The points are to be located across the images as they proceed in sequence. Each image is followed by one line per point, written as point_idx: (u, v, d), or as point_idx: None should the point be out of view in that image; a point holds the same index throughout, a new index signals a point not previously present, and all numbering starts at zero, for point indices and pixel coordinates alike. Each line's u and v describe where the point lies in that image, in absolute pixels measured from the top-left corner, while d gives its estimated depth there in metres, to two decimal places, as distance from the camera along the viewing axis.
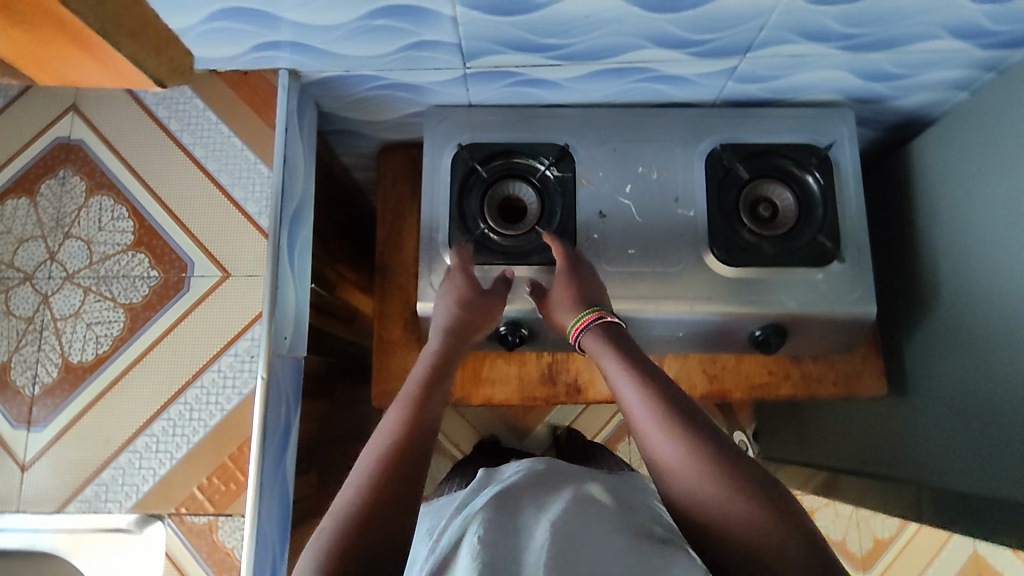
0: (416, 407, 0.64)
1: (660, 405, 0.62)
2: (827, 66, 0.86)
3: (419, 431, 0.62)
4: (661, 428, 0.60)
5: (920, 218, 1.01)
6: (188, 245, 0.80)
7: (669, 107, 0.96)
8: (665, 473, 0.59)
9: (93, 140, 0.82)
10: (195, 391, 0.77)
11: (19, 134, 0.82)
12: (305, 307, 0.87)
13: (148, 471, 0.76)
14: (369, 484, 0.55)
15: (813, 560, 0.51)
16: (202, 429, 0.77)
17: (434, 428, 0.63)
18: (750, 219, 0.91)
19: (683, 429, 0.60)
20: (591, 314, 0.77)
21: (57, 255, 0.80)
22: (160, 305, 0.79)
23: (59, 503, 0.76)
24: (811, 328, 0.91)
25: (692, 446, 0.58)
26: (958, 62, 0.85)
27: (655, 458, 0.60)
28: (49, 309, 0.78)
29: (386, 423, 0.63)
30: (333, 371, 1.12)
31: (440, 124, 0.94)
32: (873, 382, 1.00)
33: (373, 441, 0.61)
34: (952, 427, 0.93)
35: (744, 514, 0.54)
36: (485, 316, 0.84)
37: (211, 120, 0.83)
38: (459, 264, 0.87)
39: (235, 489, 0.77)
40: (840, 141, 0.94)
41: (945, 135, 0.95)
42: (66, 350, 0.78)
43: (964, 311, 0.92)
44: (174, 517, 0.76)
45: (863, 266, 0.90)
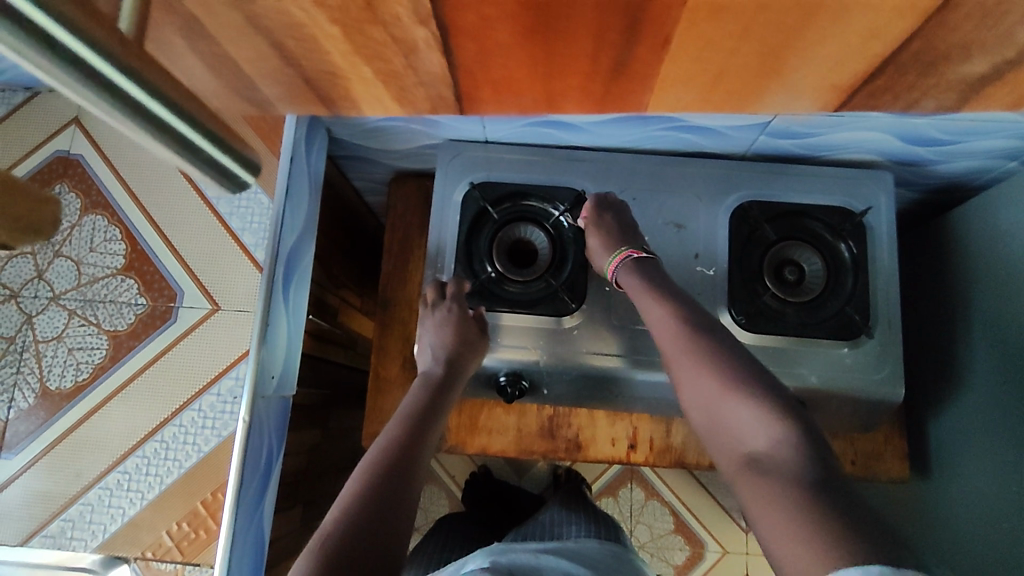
0: (398, 446, 0.70)
1: (684, 341, 0.69)
2: (867, 128, 0.80)
3: (405, 453, 0.70)
4: (688, 361, 0.68)
5: (957, 292, 0.94)
6: (179, 279, 1.11)
7: (697, 156, 0.91)
8: (692, 402, 0.67)
9: (96, 164, 1.14)
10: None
11: (13, 149, 1.14)
12: (297, 343, 0.83)
13: (117, 510, 1.05)
14: (350, 512, 0.62)
15: (817, 462, 0.57)
16: (196, 453, 1.07)
17: (411, 461, 0.70)
18: (774, 282, 0.86)
19: (700, 357, 0.67)
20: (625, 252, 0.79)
21: (42, 275, 1.11)
22: (141, 335, 1.09)
23: (23, 535, 1.04)
24: (833, 405, 0.85)
25: (714, 371, 0.66)
26: (1009, 132, 0.79)
27: (687, 391, 0.67)
28: (31, 329, 1.09)
29: (378, 445, 0.71)
30: (328, 401, 1.07)
31: (453, 159, 0.90)
32: (896, 463, 0.94)
33: (366, 460, 0.69)
34: (993, 527, 0.85)
35: (752, 429, 0.61)
36: (477, 348, 0.82)
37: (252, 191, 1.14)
38: (452, 292, 0.84)
39: (203, 536, 1.06)
40: (875, 206, 0.89)
41: (994, 205, 0.88)
42: (45, 375, 1.08)
43: (997, 399, 0.86)
44: (141, 562, 1.04)
45: (891, 342, 0.84)
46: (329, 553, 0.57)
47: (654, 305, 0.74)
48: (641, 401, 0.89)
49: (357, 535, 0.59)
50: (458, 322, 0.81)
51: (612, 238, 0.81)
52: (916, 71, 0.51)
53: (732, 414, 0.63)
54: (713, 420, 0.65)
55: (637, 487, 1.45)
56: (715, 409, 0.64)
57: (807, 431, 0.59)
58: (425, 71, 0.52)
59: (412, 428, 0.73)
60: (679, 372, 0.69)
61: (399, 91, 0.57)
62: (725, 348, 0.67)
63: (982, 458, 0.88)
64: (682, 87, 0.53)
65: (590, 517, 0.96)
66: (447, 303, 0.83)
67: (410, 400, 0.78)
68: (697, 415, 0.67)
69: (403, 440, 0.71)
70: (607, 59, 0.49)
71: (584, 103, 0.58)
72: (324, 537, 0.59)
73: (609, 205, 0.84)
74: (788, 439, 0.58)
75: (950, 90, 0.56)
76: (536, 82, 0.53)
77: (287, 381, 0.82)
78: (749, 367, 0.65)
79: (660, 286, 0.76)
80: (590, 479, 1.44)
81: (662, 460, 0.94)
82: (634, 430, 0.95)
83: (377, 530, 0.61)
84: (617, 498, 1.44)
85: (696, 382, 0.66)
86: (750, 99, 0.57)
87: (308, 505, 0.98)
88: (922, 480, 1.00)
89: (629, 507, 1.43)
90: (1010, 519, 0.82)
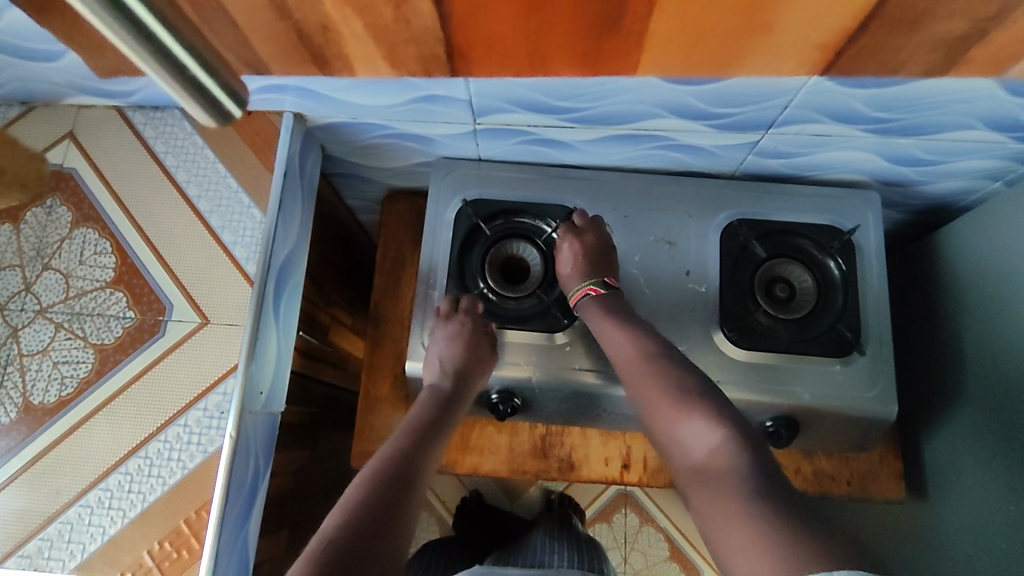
0: (402, 462, 0.69)
1: (641, 364, 0.71)
2: (854, 148, 0.82)
3: (406, 467, 0.68)
4: (642, 374, 0.70)
5: (944, 311, 0.95)
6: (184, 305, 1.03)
7: (688, 175, 0.92)
8: (651, 420, 0.68)
9: None
10: (137, 462, 0.71)
11: None
12: (286, 361, 0.81)
13: None
14: (348, 524, 0.60)
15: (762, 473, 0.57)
16: None
17: (412, 479, 0.68)
18: (765, 299, 0.86)
19: (653, 372, 0.69)
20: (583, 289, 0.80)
21: None
22: None
23: None
24: (827, 422, 0.85)
25: (662, 385, 0.67)
26: (990, 153, 0.81)
27: (644, 406, 0.69)
28: None
29: (382, 456, 0.70)
30: (317, 421, 1.05)
31: (446, 176, 0.91)
32: (891, 484, 0.93)
33: (369, 469, 0.68)
34: (988, 546, 0.85)
35: (698, 441, 0.62)
36: (485, 364, 0.81)
37: (197, 145, 0.81)
38: (466, 306, 0.83)
39: None
40: (864, 225, 0.89)
41: (978, 225, 0.90)
42: None
43: (986, 414, 0.86)
44: None
45: (884, 360, 0.85)
46: (326, 561, 0.56)
47: (612, 330, 0.76)
48: (634, 420, 0.88)
49: (354, 545, 0.58)
50: (470, 338, 0.81)
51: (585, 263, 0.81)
52: (888, 20, 0.56)
53: (681, 432, 0.64)
54: (667, 438, 0.65)
55: (631, 513, 1.42)
56: (663, 427, 0.66)
57: (753, 445, 0.59)
58: (418, 25, 0.58)
59: (416, 444, 0.72)
60: (635, 390, 0.70)
61: (390, 38, 0.60)
62: (678, 370, 0.68)
63: (977, 473, 0.87)
64: (663, 41, 0.60)
65: (575, 546, 0.95)
66: (460, 316, 0.83)
67: (416, 414, 0.77)
68: (654, 428, 0.67)
69: (403, 453, 0.70)
70: (591, 15, 0.56)
71: (569, 58, 0.64)
72: (322, 544, 0.58)
73: (592, 227, 0.84)
74: (727, 450, 0.59)
75: (932, 51, 0.62)
76: (522, 37, 0.60)
77: (274, 398, 0.79)
78: (694, 390, 0.66)
79: (624, 315, 0.78)
80: (583, 503, 1.42)
81: (655, 480, 0.93)
82: (627, 450, 0.93)
83: (372, 540, 0.59)
84: (610, 524, 1.42)
85: (651, 406, 0.67)
86: (731, 50, 0.61)
87: (294, 531, 0.94)
88: (917, 502, 0.99)
89: (623, 533, 1.41)
90: (1008, 538, 0.81)
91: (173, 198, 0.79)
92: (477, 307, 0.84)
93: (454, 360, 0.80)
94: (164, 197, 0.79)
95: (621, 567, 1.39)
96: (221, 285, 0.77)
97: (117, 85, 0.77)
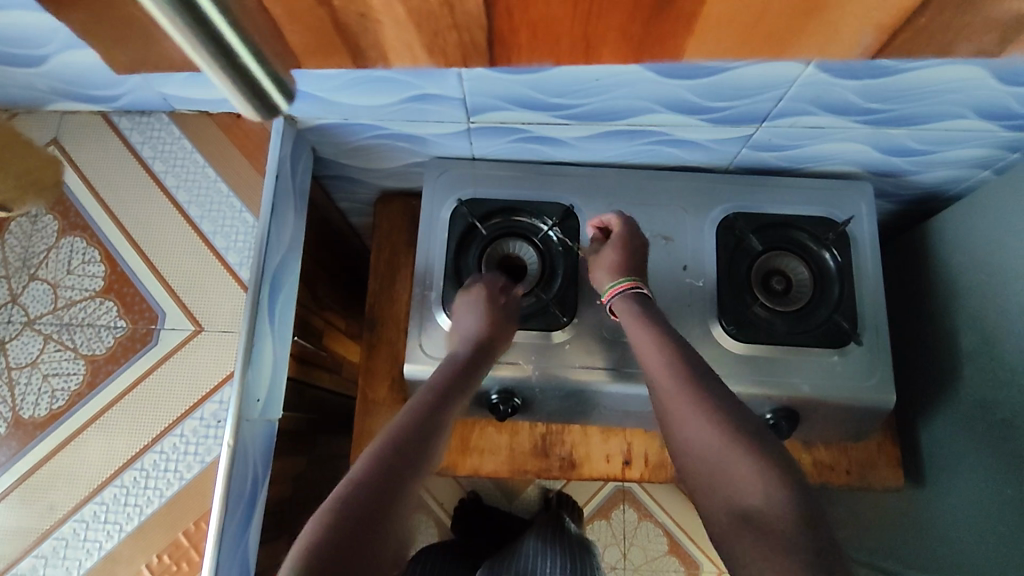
0: (434, 416, 0.65)
1: (679, 383, 0.63)
2: (847, 139, 0.82)
3: (438, 424, 0.65)
4: (681, 394, 0.62)
5: (937, 299, 0.96)
6: None
7: (682, 170, 0.92)
8: (687, 451, 0.59)
9: None
10: (133, 474, 0.70)
11: None
12: (282, 367, 0.80)
13: None
14: (379, 471, 0.56)
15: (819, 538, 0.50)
16: None
17: (442, 437, 0.64)
18: (762, 292, 0.86)
19: (694, 396, 0.61)
20: (626, 283, 0.77)
21: None
22: None
23: None
24: (828, 413, 0.85)
25: (707, 409, 0.60)
26: (981, 141, 0.82)
27: (679, 433, 0.60)
28: None
29: (412, 406, 0.66)
30: (313, 427, 1.04)
31: (440, 176, 0.90)
32: (890, 471, 0.94)
33: (399, 418, 0.64)
34: (987, 533, 0.85)
35: (744, 486, 0.54)
36: (505, 332, 0.80)
37: (186, 149, 0.79)
38: (488, 281, 0.82)
39: None
40: (858, 216, 0.90)
41: (968, 214, 0.91)
42: None
43: (983, 400, 0.87)
44: None
45: (882, 350, 0.85)
46: (353, 512, 0.52)
47: (648, 338, 0.69)
48: (634, 416, 0.88)
49: (382, 495, 0.54)
50: (494, 309, 0.79)
51: (619, 266, 0.79)
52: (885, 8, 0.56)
53: (723, 472, 0.56)
54: (701, 477, 0.58)
55: (629, 508, 1.42)
56: (701, 462, 0.58)
57: (808, 500, 0.53)
58: (462, 10, 0.55)
59: (445, 400, 0.69)
60: (672, 410, 0.62)
61: (434, 35, 0.59)
62: (721, 394, 0.61)
63: (973, 458, 0.88)
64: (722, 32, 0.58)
65: (568, 552, 0.95)
66: (481, 286, 0.82)
67: (443, 372, 0.73)
68: (688, 461, 0.59)
69: (422, 414, 0.65)
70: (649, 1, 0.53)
71: (619, 53, 0.62)
72: (350, 491, 0.54)
73: (626, 228, 0.83)
74: (782, 494, 0.53)
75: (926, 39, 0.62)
76: (572, 28, 0.58)
77: (271, 405, 0.78)
78: (746, 425, 0.58)
79: (654, 319, 0.72)
80: (582, 501, 1.42)
81: (656, 475, 0.92)
82: (628, 447, 0.93)
83: (400, 492, 0.56)
84: (609, 520, 1.42)
85: (689, 436, 0.59)
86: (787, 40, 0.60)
87: (295, 539, 0.93)
88: (914, 489, 1.00)
89: (621, 529, 1.41)
90: (1005, 521, 0.82)
91: (162, 204, 0.78)
92: (498, 283, 0.83)
93: (481, 326, 0.78)
94: (153, 204, 0.78)
95: (620, 563, 1.39)
96: (214, 291, 0.75)
97: (102, 90, 0.75)
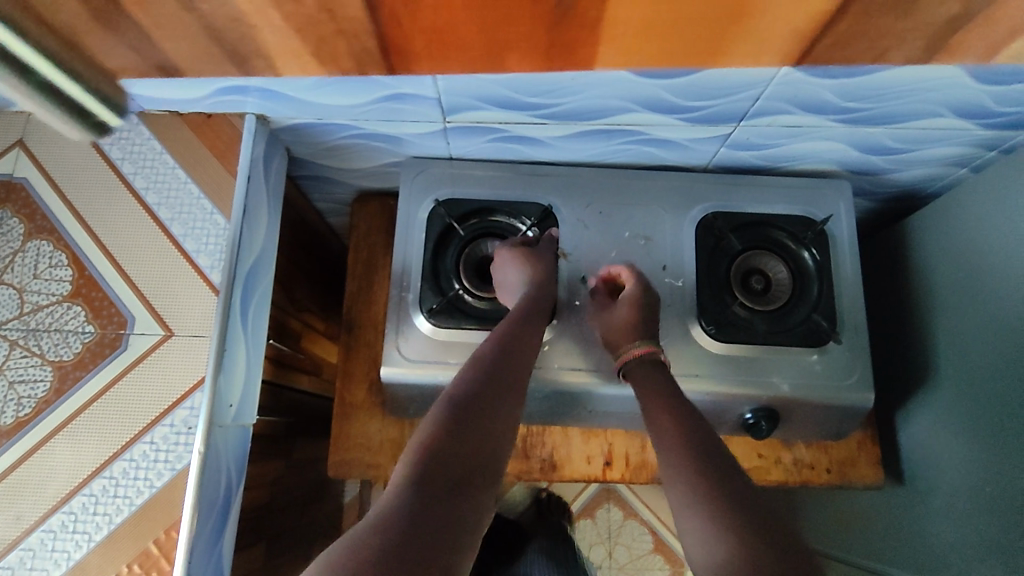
0: (502, 360, 0.65)
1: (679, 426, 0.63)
2: (825, 138, 0.82)
3: (507, 366, 0.64)
4: (680, 436, 0.61)
5: (915, 297, 0.96)
6: None
7: (661, 170, 0.92)
8: (679, 501, 0.56)
9: None
10: (102, 483, 0.68)
11: None
12: (257, 371, 0.80)
13: None
14: (459, 414, 0.56)
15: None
16: None
17: (514, 377, 0.64)
18: (741, 291, 0.86)
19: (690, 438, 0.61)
20: (644, 347, 0.75)
21: None
22: None
23: None
24: (807, 412, 0.85)
25: (699, 453, 0.59)
26: (958, 140, 0.82)
27: (672, 482, 0.58)
28: None
29: (479, 354, 0.66)
30: (292, 430, 1.03)
31: (417, 176, 0.89)
32: (869, 470, 0.94)
33: (469, 364, 0.64)
34: (966, 531, 0.85)
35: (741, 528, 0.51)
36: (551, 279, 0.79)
37: (154, 150, 0.77)
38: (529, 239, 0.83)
39: None
40: (836, 215, 0.90)
41: (945, 213, 0.91)
42: None
43: (962, 397, 0.87)
44: None
45: (860, 349, 0.85)
46: (441, 453, 0.52)
47: (651, 390, 0.70)
48: (615, 417, 0.88)
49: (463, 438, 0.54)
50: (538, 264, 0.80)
51: (632, 328, 0.78)
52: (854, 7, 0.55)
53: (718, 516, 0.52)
54: (693, 525, 0.54)
55: (614, 507, 1.43)
56: (694, 509, 0.54)
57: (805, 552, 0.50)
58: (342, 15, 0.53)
59: (511, 344, 0.68)
60: (668, 458, 0.60)
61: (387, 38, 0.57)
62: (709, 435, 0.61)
63: (952, 455, 0.88)
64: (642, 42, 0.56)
65: None
66: (522, 242, 0.83)
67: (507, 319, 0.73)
68: (683, 510, 0.55)
69: (495, 359, 0.65)
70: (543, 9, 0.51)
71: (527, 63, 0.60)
72: (435, 434, 0.54)
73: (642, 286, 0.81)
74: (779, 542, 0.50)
75: None
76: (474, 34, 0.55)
77: (245, 409, 0.77)
78: (729, 471, 0.57)
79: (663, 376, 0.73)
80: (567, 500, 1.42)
81: (638, 476, 0.92)
82: (609, 448, 0.93)
83: (482, 433, 0.56)
84: (594, 519, 1.42)
85: (683, 486, 0.56)
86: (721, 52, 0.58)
87: (272, 545, 0.92)
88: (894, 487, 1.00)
89: (606, 528, 1.41)
90: (987, 519, 0.81)
91: (132, 207, 0.76)
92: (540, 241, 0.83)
93: (531, 279, 0.78)
94: (122, 207, 0.76)
95: (605, 562, 1.39)
96: (185, 295, 0.74)
97: None
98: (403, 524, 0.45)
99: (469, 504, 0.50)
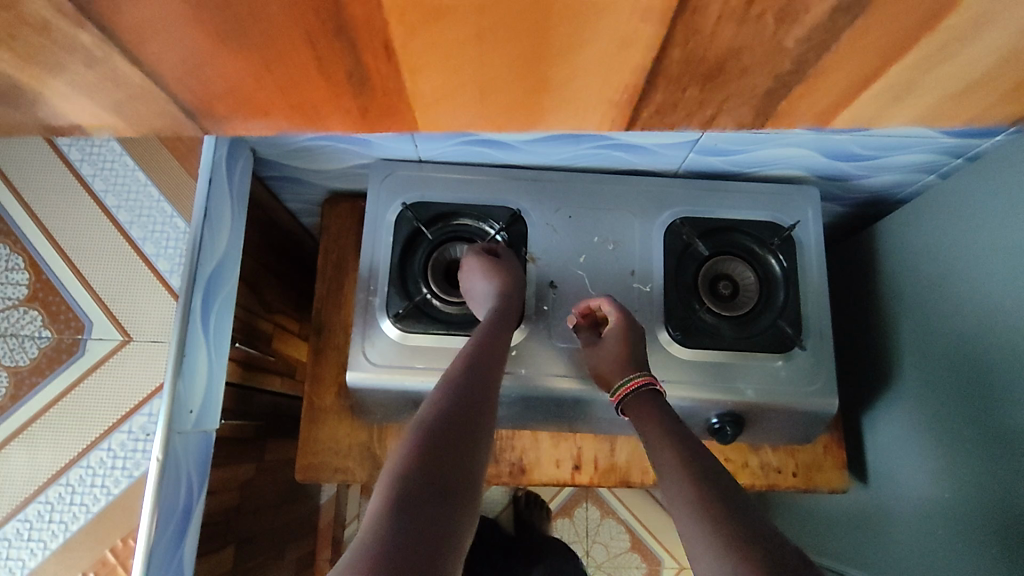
0: (472, 373, 0.65)
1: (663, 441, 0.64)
2: (792, 145, 0.82)
3: (478, 378, 0.65)
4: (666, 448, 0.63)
5: (882, 303, 0.97)
6: None
7: (631, 174, 0.92)
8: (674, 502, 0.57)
9: None
10: (58, 490, 0.68)
11: None
12: (218, 378, 0.79)
13: None
14: (434, 430, 0.56)
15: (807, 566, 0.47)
16: None
17: (486, 389, 0.64)
18: (708, 296, 0.86)
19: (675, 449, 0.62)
20: (644, 378, 0.74)
21: None
22: None
23: None
24: (773, 417, 0.86)
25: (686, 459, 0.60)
26: (924, 147, 0.82)
27: (665, 487, 0.59)
28: None
29: (449, 371, 0.65)
30: (263, 432, 1.02)
31: (386, 178, 0.88)
32: (835, 473, 0.95)
33: (441, 382, 0.63)
34: (931, 533, 0.86)
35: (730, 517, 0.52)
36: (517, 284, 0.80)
37: (115, 152, 0.77)
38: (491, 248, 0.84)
39: None
40: (803, 221, 0.90)
41: (912, 219, 0.92)
42: None
43: (927, 402, 0.88)
44: None
45: (824, 354, 0.86)
46: (419, 471, 0.51)
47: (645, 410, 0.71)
48: (582, 421, 0.88)
49: (441, 452, 0.53)
50: (505, 272, 0.80)
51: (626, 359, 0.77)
52: None
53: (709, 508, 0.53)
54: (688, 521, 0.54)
55: (592, 506, 1.43)
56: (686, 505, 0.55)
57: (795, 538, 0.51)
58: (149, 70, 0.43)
59: (479, 356, 0.68)
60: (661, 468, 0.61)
61: None
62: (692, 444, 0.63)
63: (918, 458, 0.89)
64: None
65: None
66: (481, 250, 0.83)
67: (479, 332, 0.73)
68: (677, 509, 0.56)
69: (465, 375, 0.65)
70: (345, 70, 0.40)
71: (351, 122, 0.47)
72: (411, 452, 0.53)
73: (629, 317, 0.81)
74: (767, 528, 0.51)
75: None
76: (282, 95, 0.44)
77: (206, 415, 0.76)
78: (705, 473, 0.58)
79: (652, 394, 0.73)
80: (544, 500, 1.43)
81: (607, 480, 0.92)
82: (578, 451, 0.93)
83: (459, 446, 0.55)
84: (572, 518, 1.42)
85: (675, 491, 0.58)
86: None
87: (241, 547, 0.91)
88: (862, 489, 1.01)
89: (584, 527, 1.42)
90: (952, 521, 0.82)
91: (90, 209, 0.75)
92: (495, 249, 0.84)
93: (500, 288, 0.78)
94: (80, 209, 0.75)
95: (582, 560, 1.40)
96: (143, 300, 0.73)
97: None
98: (388, 541, 0.44)
99: (453, 515, 0.49)
